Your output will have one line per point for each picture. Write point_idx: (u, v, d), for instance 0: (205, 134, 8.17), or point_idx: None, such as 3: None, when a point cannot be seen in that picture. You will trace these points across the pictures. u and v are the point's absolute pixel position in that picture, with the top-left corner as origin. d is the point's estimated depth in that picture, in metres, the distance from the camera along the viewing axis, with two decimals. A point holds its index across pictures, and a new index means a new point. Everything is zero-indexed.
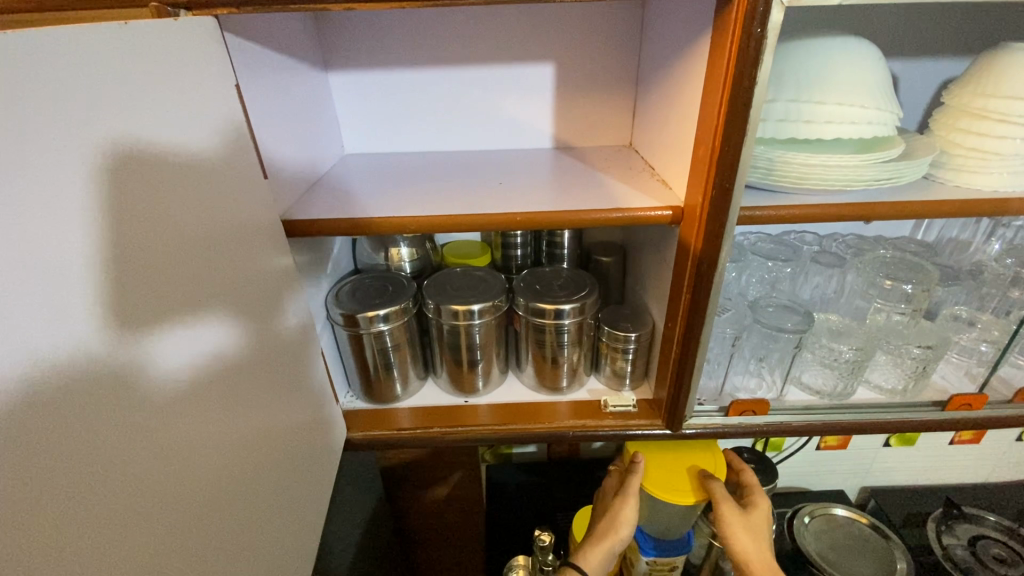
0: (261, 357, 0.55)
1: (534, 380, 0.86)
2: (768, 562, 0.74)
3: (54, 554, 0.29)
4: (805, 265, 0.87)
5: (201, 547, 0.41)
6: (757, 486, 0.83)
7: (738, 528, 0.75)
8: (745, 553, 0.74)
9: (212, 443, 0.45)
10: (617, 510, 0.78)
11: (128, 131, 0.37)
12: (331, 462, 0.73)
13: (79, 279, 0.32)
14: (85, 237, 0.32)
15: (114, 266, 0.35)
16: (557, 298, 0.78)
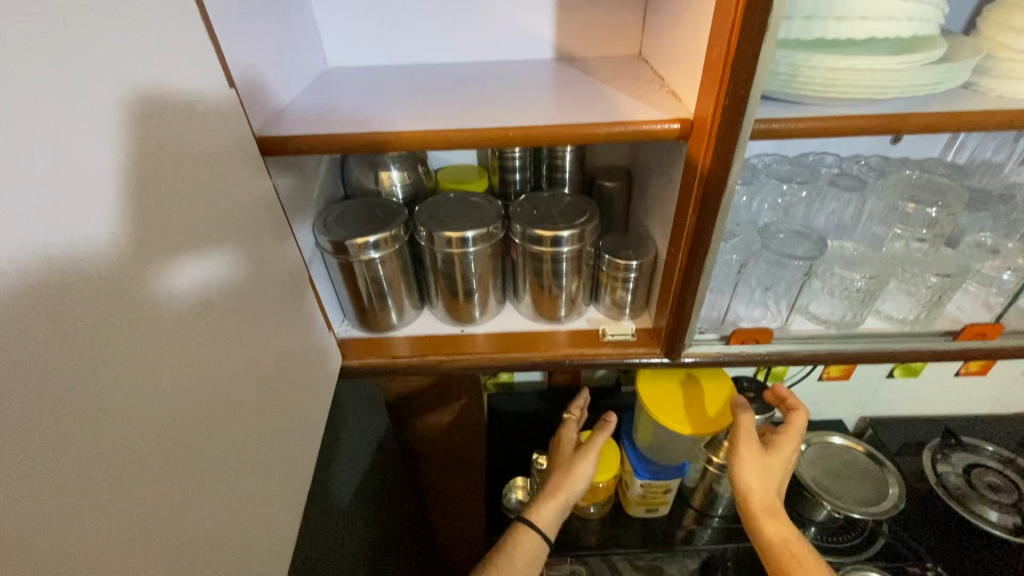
0: (253, 284, 0.53)
1: (531, 310, 0.84)
2: (770, 503, 0.72)
3: (38, 468, 0.29)
4: (822, 190, 0.79)
5: (194, 464, 0.42)
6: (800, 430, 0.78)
7: (748, 462, 0.73)
8: (747, 486, 0.72)
9: (200, 368, 0.43)
10: (576, 466, 0.79)
11: (75, 23, 0.32)
12: (326, 388, 0.74)
13: (83, 190, 0.33)
14: (33, 152, 0.29)
15: (74, 181, 0.32)
16: (555, 224, 0.74)
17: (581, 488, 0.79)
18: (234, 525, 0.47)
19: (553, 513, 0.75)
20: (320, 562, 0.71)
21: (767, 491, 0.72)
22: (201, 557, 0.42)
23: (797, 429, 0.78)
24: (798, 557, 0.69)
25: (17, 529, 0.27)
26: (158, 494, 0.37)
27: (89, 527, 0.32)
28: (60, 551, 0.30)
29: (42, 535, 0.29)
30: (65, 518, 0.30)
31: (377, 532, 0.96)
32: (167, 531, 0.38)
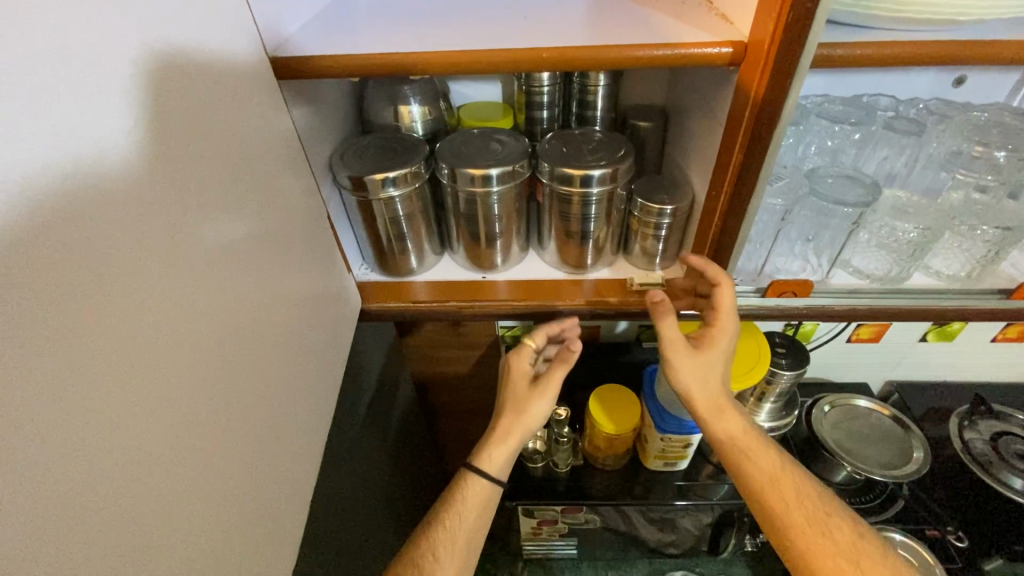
0: (259, 218, 0.51)
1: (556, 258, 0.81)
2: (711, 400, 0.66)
3: (47, 389, 0.27)
4: (876, 133, 0.72)
5: (210, 397, 0.40)
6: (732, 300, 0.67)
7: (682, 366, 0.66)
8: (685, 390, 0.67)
9: (209, 299, 0.41)
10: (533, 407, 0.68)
11: None
12: (345, 331, 0.72)
13: (103, 96, 0.32)
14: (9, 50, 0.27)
15: (58, 87, 0.29)
16: (586, 163, 0.69)
17: (539, 421, 0.69)
18: (252, 459, 0.47)
19: (507, 452, 0.67)
20: (338, 501, 0.72)
21: (709, 388, 0.67)
22: (219, 489, 0.41)
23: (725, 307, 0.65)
24: (747, 452, 0.65)
25: (24, 449, 0.26)
26: (175, 425, 0.36)
27: (102, 451, 0.30)
28: (74, 475, 0.28)
29: (53, 457, 0.27)
30: (76, 441, 0.28)
31: (394, 477, 0.97)
32: (184, 461, 0.37)
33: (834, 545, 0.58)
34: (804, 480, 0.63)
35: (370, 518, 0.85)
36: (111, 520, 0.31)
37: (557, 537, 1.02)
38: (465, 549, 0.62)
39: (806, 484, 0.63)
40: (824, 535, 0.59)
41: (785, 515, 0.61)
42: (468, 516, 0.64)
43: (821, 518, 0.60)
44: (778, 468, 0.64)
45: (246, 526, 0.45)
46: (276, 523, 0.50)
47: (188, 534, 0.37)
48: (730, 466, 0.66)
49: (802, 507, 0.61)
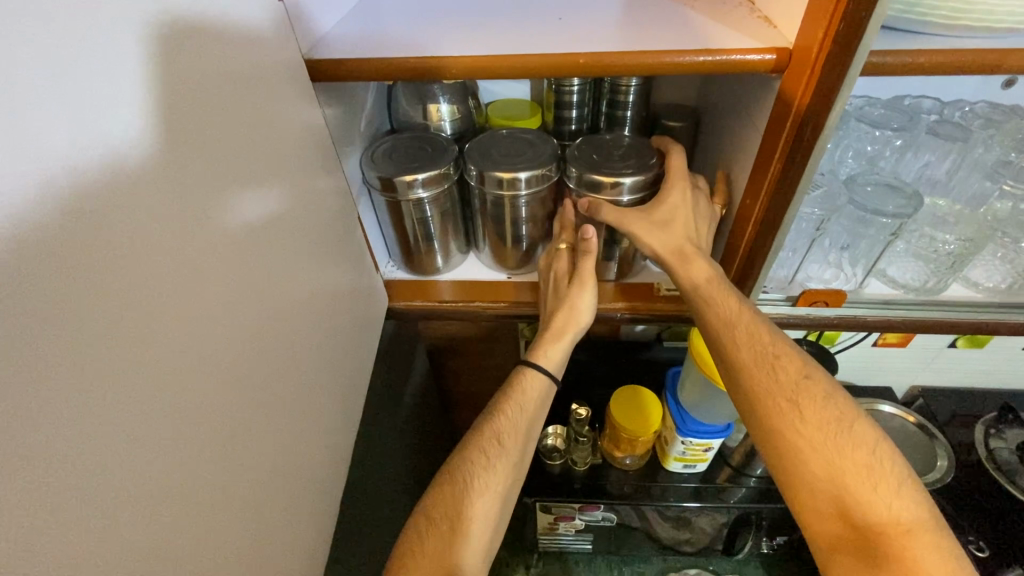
0: (286, 225, 0.51)
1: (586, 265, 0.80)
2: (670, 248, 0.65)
3: (94, 409, 0.28)
4: (919, 140, 0.69)
5: (240, 407, 0.41)
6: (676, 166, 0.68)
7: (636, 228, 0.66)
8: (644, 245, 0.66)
9: (237, 310, 0.41)
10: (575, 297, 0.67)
11: None
12: (372, 330, 0.73)
13: (144, 119, 0.33)
14: (61, 86, 0.27)
15: (103, 116, 0.30)
16: (617, 170, 0.68)
17: (588, 313, 0.69)
18: (282, 462, 0.48)
19: (562, 350, 0.67)
20: (363, 497, 0.73)
21: (669, 238, 0.66)
22: (247, 500, 0.42)
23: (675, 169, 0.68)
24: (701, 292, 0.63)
25: (75, 471, 0.27)
26: (208, 436, 0.37)
27: (134, 474, 0.30)
28: (106, 500, 0.29)
29: (94, 480, 0.28)
30: (112, 466, 0.29)
31: (414, 470, 0.99)
32: (213, 475, 0.38)
33: (778, 384, 0.57)
34: (759, 321, 0.60)
35: (392, 512, 0.87)
36: (144, 540, 0.31)
37: (573, 533, 1.03)
38: (526, 432, 0.62)
39: (759, 323, 0.61)
40: (770, 375, 0.58)
41: (734, 358, 0.60)
42: (525, 405, 0.64)
43: (770, 359, 0.59)
44: (731, 307, 0.61)
45: (276, 527, 0.46)
46: (303, 524, 0.51)
47: (217, 546, 0.38)
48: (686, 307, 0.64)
49: (750, 347, 0.59)
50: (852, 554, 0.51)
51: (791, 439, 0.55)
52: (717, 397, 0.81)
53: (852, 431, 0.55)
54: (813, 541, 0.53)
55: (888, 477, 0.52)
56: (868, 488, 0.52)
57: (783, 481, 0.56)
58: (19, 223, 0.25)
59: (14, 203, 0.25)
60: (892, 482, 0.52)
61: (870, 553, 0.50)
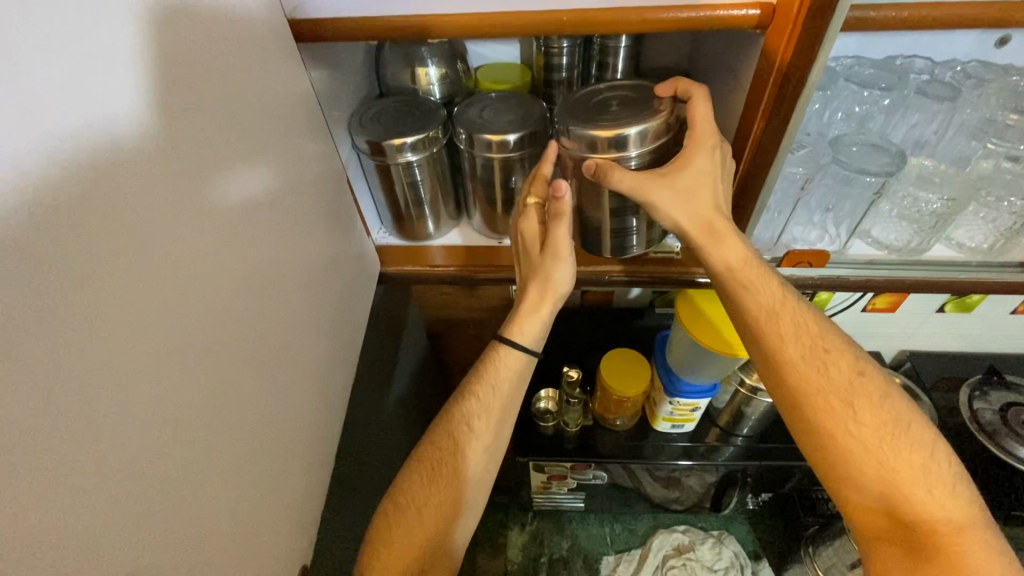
0: (276, 186, 0.52)
1: (596, 240, 0.72)
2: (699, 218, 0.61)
3: (92, 351, 0.30)
4: (908, 99, 0.69)
5: (232, 360, 0.43)
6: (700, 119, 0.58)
7: (658, 198, 0.59)
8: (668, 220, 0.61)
9: (227, 266, 0.43)
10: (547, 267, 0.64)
11: None
12: (363, 294, 0.75)
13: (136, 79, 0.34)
14: (54, 44, 0.28)
15: (95, 74, 0.31)
16: (619, 121, 0.59)
17: (565, 282, 0.66)
18: (274, 415, 0.50)
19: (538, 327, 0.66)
20: (359, 454, 0.76)
21: (695, 215, 0.61)
22: (241, 448, 0.44)
23: (698, 122, 0.59)
24: (746, 283, 0.62)
25: (76, 407, 0.29)
26: (202, 385, 0.39)
27: (131, 416, 0.32)
28: (108, 439, 0.31)
29: (94, 417, 0.30)
30: (111, 405, 0.31)
31: (409, 432, 1.02)
32: (206, 423, 0.40)
33: (830, 381, 0.58)
34: (809, 314, 0.61)
35: (388, 470, 0.90)
36: (143, 478, 0.33)
37: (566, 491, 1.07)
38: (499, 414, 0.63)
39: (806, 315, 0.61)
40: (821, 372, 0.59)
41: (782, 352, 0.60)
42: (488, 385, 0.64)
43: (820, 354, 0.59)
44: (779, 300, 0.61)
45: (270, 474, 0.49)
46: (296, 475, 0.54)
47: (213, 488, 0.40)
48: (726, 297, 0.64)
49: (800, 341, 0.60)
50: (901, 550, 0.53)
51: (843, 437, 0.56)
52: (703, 359, 0.83)
53: (902, 427, 0.57)
54: (858, 531, 0.56)
55: (941, 478, 0.55)
56: (921, 488, 0.54)
57: (829, 472, 0.57)
58: (11, 171, 0.26)
59: (15, 157, 0.26)
60: (943, 482, 0.55)
61: (914, 544, 0.52)
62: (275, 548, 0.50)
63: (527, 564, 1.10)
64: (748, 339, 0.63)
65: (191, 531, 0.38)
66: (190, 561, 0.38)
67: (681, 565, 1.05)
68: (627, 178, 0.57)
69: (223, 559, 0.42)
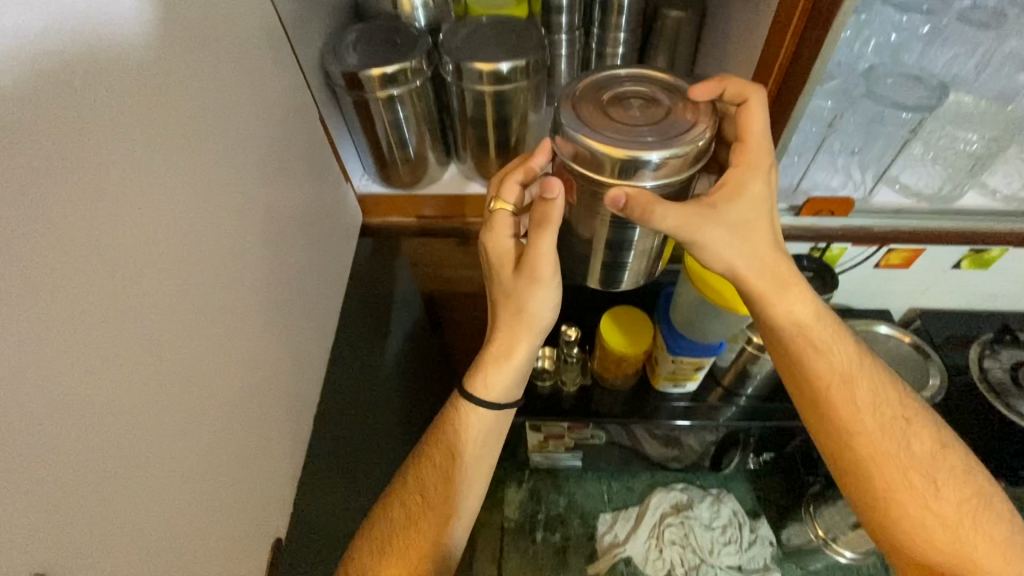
0: (228, 120, 0.45)
1: (583, 270, 0.60)
2: (762, 267, 0.54)
3: None
4: (948, 26, 0.60)
5: (177, 310, 0.38)
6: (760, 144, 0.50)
7: (715, 240, 0.50)
8: (730, 265, 0.53)
9: (163, 210, 0.37)
10: (522, 293, 0.55)
11: None
12: (343, 245, 0.69)
13: None
14: None
15: None
16: (640, 142, 0.45)
17: (547, 312, 0.56)
18: (237, 373, 0.45)
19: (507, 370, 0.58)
20: (347, 415, 0.72)
21: (757, 261, 0.53)
22: (199, 411, 0.40)
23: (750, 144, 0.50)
24: (816, 341, 0.56)
25: None
26: (137, 337, 0.34)
27: (40, 380, 0.28)
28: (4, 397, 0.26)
29: None
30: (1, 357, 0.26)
31: (402, 391, 0.99)
32: (149, 385, 0.35)
33: (910, 451, 0.54)
34: (885, 379, 0.56)
35: (379, 429, 0.87)
36: (66, 447, 0.29)
37: (563, 450, 1.05)
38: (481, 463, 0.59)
39: (882, 381, 0.56)
40: (902, 441, 0.54)
41: (857, 418, 0.55)
42: (468, 453, 0.58)
43: (901, 424, 0.55)
44: (854, 364, 0.56)
45: (238, 434, 0.45)
46: (268, 439, 0.50)
47: (165, 453, 0.37)
48: (789, 357, 0.57)
49: (874, 408, 0.55)
50: None
51: (919, 512, 0.52)
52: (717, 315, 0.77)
53: (986, 501, 0.53)
54: None
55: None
56: (1007, 564, 0.50)
57: (903, 548, 0.52)
58: None
59: None
60: None
61: None
62: (251, 514, 0.47)
63: (524, 520, 1.10)
64: (809, 400, 0.57)
65: (141, 499, 0.34)
66: (145, 531, 0.34)
67: (678, 522, 1.04)
68: (679, 218, 0.47)
69: (188, 528, 0.38)
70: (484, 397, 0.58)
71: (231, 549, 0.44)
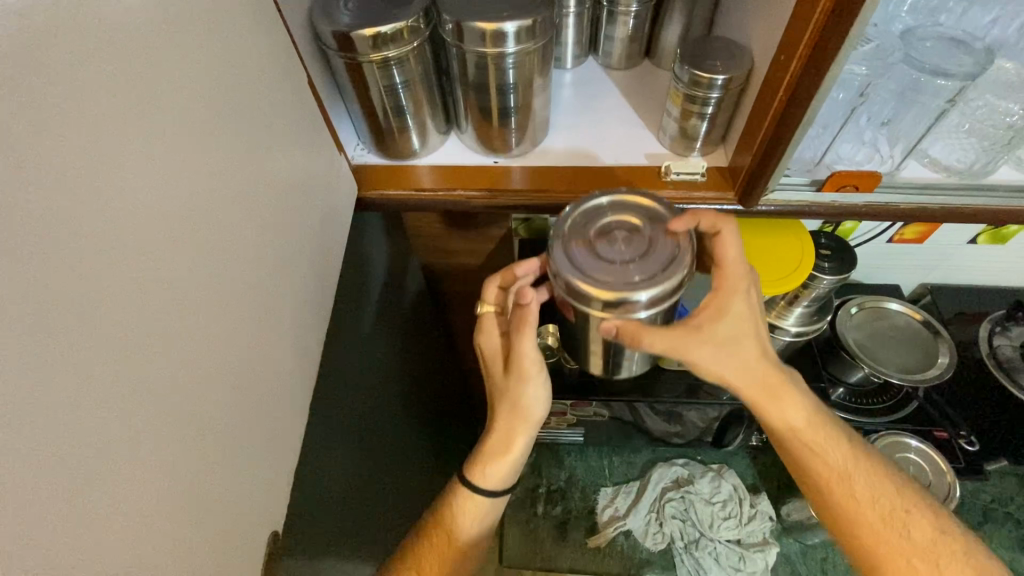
0: (225, 85, 0.41)
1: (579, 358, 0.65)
2: (761, 378, 0.57)
3: None
4: None
5: (177, 300, 0.35)
6: (737, 265, 0.55)
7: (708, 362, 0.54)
8: (723, 378, 0.56)
9: (160, 188, 0.34)
10: (511, 390, 0.60)
11: None
12: (343, 220, 0.65)
13: None
14: None
15: None
16: (626, 283, 0.49)
17: (540, 407, 0.61)
18: (243, 364, 0.42)
19: (507, 467, 0.62)
20: (326, 390, 0.70)
21: (752, 376, 0.57)
22: (208, 403, 0.38)
23: (728, 268, 0.55)
24: (812, 444, 0.60)
25: None
26: (132, 331, 0.31)
27: (18, 382, 0.25)
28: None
29: None
30: None
31: (403, 367, 0.97)
32: (154, 379, 0.33)
33: (911, 543, 0.56)
34: (884, 476, 0.60)
35: (380, 407, 0.86)
36: (66, 451, 0.27)
37: (565, 427, 1.04)
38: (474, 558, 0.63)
39: (880, 476, 0.60)
40: (903, 535, 0.57)
41: (855, 514, 0.59)
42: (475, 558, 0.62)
43: (900, 517, 0.58)
44: (849, 464, 0.60)
45: (244, 426, 0.42)
46: (277, 431, 0.48)
47: (175, 450, 0.34)
48: (788, 455, 0.62)
49: (873, 505, 0.58)
50: None
51: None
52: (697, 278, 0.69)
53: None
54: None
55: None
56: None
57: None
58: None
59: None
60: None
61: None
62: (258, 509, 0.45)
63: (526, 494, 1.11)
64: (807, 492, 0.62)
65: (148, 499, 0.32)
66: (151, 531, 0.32)
67: (679, 497, 1.04)
68: (665, 342, 0.51)
69: (195, 525, 0.37)
70: (482, 490, 0.62)
71: (237, 548, 0.42)
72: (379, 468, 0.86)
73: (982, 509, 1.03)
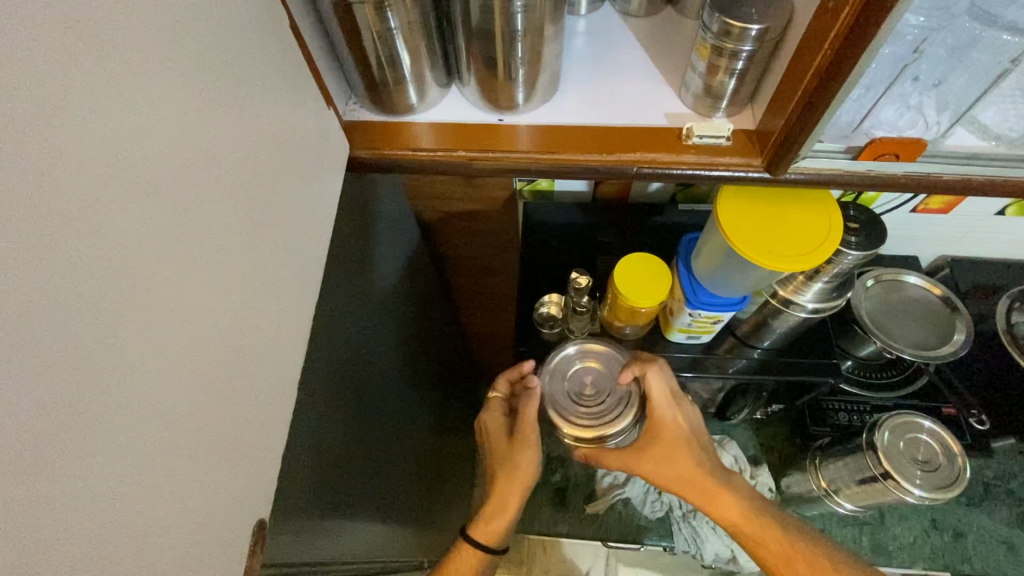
0: (193, 24, 0.35)
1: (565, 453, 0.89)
2: (701, 485, 0.76)
3: None
4: None
5: (125, 281, 0.30)
6: (660, 382, 0.78)
7: (647, 464, 0.77)
8: (665, 482, 0.78)
9: (104, 150, 0.29)
10: (512, 457, 0.82)
11: None
12: (333, 182, 0.60)
13: None
14: None
15: None
16: (597, 419, 0.78)
17: (533, 469, 0.82)
18: (217, 346, 0.38)
19: (505, 524, 0.80)
20: (326, 357, 0.67)
21: (689, 479, 0.77)
22: (173, 387, 0.34)
23: (660, 389, 0.78)
24: (752, 533, 0.75)
25: None
26: (65, 318, 0.27)
27: None
28: None
29: None
30: None
31: (402, 335, 0.94)
32: (105, 368, 0.29)
33: None
34: (830, 560, 0.72)
35: (378, 376, 0.84)
36: None
37: None
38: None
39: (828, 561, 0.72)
40: None
41: None
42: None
43: None
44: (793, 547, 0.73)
45: (221, 412, 0.39)
46: (261, 413, 0.45)
47: (134, 440, 0.31)
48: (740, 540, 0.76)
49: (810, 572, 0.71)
50: None
51: None
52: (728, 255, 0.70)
53: None
54: None
55: None
56: None
57: None
58: None
59: None
60: None
61: None
62: (240, 496, 0.42)
63: None
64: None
65: (104, 495, 0.29)
66: (104, 534, 0.29)
67: None
68: (611, 449, 0.79)
69: (161, 522, 0.34)
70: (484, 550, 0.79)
71: (215, 538, 0.39)
72: (377, 437, 0.85)
73: (983, 485, 1.03)
